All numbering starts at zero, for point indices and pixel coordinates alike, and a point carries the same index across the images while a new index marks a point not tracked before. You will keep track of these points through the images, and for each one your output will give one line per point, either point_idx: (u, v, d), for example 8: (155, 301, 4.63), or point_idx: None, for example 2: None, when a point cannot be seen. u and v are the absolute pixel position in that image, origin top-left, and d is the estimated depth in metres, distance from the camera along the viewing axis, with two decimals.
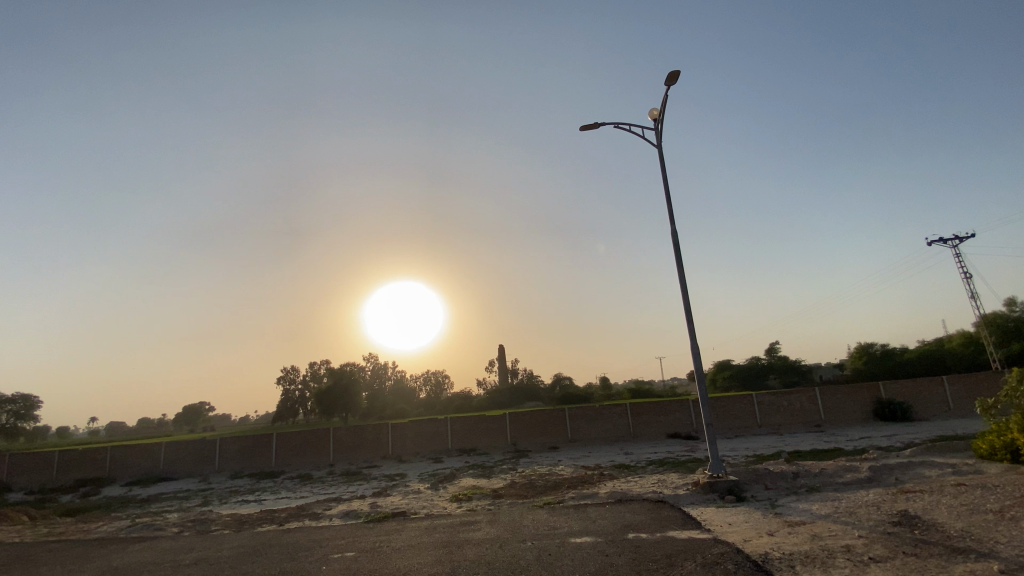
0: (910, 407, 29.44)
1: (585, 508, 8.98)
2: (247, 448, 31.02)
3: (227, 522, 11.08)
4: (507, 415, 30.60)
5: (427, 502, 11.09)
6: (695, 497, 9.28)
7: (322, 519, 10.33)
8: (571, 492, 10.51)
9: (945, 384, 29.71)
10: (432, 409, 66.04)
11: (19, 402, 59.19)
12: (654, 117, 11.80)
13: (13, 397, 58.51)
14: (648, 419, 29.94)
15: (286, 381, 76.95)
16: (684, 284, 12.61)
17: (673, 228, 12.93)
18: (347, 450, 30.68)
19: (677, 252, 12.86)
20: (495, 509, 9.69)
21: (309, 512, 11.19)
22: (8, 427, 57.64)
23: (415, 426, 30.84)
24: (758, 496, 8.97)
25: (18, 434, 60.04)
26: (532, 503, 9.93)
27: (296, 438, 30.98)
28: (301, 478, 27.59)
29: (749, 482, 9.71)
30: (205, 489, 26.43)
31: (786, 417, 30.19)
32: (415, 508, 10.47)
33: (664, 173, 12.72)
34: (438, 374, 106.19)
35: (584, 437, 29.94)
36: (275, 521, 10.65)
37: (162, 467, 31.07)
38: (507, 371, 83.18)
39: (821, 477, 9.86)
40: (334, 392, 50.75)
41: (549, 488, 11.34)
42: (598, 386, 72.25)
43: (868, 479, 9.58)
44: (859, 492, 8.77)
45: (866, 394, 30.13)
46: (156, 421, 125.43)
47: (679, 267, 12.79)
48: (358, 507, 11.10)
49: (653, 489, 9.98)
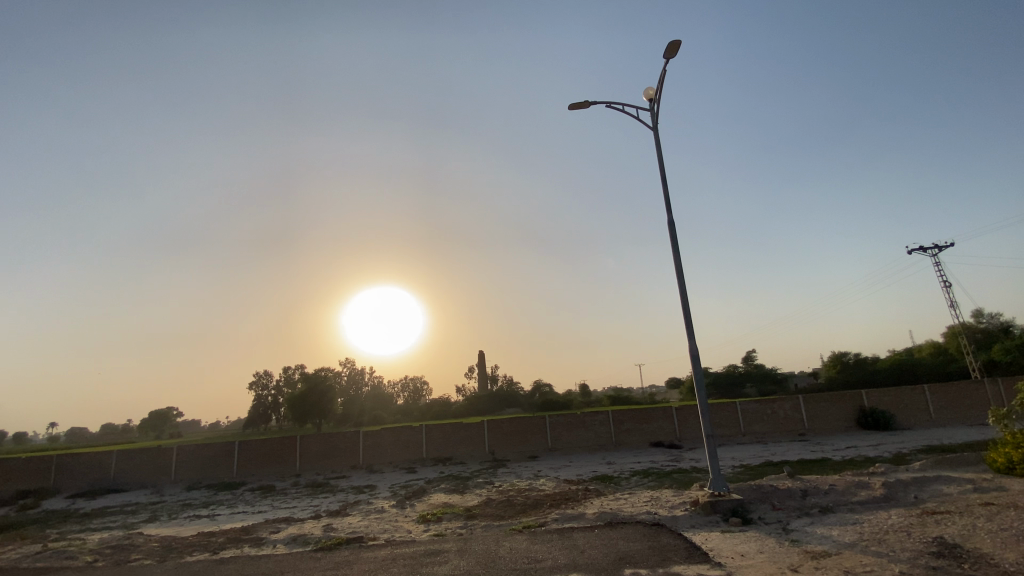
0: (893, 416, 29.10)
1: (570, 534, 7.73)
2: (206, 457, 28.99)
3: (154, 549, 9.45)
4: (485, 423, 29.24)
5: (389, 524, 9.67)
6: (696, 519, 8.14)
7: (265, 547, 8.83)
8: (554, 513, 9.23)
9: (926, 393, 29.48)
10: (408, 415, 64.15)
11: None
12: (650, 97, 10.84)
13: None
14: (630, 428, 28.95)
15: (257, 386, 73.98)
16: (682, 280, 11.41)
17: (671, 219, 11.72)
18: (314, 459, 28.88)
19: (675, 245, 11.64)
20: (467, 534, 8.34)
21: (252, 536, 9.67)
22: None
23: (388, 434, 29.23)
24: (767, 519, 7.88)
25: None
26: (509, 526, 8.62)
27: (260, 446, 29.07)
28: (263, 490, 25.70)
29: (754, 500, 8.58)
30: (156, 502, 24.31)
31: (770, 426, 29.54)
32: (376, 532, 9.06)
33: (661, 159, 11.57)
34: (415, 381, 104.22)
35: (565, 445, 28.78)
36: (209, 549, 9.07)
37: (112, 477, 28.76)
38: (487, 377, 81.89)
39: (832, 495, 8.82)
40: (307, 398, 48.53)
41: (529, 506, 10.06)
42: (577, 393, 71.33)
43: (885, 498, 8.59)
44: (878, 514, 7.79)
45: (850, 403, 29.67)
46: (121, 425, 119.91)
47: (676, 263, 11.53)
48: (310, 530, 9.62)
49: (647, 509, 8.79)
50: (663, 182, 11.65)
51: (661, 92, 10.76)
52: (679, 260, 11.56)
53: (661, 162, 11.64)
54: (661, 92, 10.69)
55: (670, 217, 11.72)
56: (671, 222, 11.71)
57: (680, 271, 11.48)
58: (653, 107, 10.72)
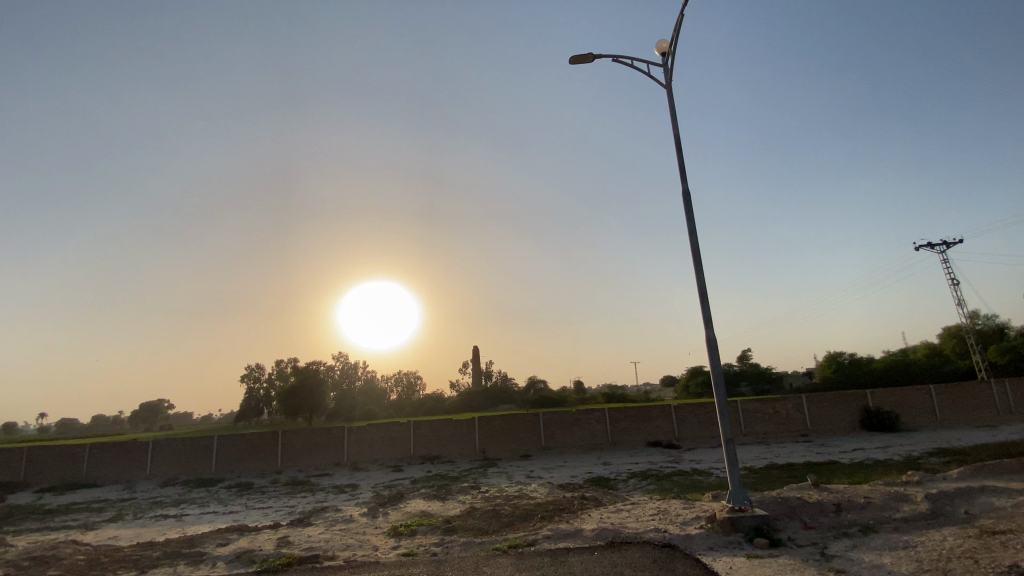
0: (899, 417, 28.00)
1: (564, 557, 6.44)
2: (183, 452, 27.50)
3: (77, 562, 7.98)
4: (476, 419, 27.95)
5: (353, 539, 8.28)
6: (713, 539, 6.86)
7: (201, 566, 7.40)
8: (546, 528, 7.89)
9: (933, 394, 28.39)
10: (401, 410, 62.87)
11: None
12: (662, 50, 9.54)
13: None
14: (627, 426, 27.77)
15: (248, 378, 72.18)
16: (698, 258, 9.63)
17: (685, 189, 10.00)
18: (297, 455, 27.48)
19: (689, 213, 9.83)
20: (442, 555, 7.01)
21: (194, 551, 8.23)
22: None
23: (373, 429, 27.88)
24: (799, 540, 6.62)
25: None
26: (492, 545, 7.30)
27: (241, 442, 27.66)
28: (240, 487, 24.30)
29: (781, 516, 7.29)
30: (126, 500, 22.87)
31: (772, 426, 28.35)
32: (337, 549, 7.72)
33: (674, 121, 10.20)
34: (409, 376, 102.93)
35: (559, 444, 27.54)
36: (136, 566, 7.61)
37: (82, 472, 27.19)
38: (481, 373, 80.89)
39: (870, 510, 7.55)
40: (297, 392, 47.03)
41: (516, 519, 8.74)
42: (572, 390, 70.40)
43: (933, 515, 7.33)
44: (930, 536, 6.59)
45: (854, 403, 28.56)
46: (112, 417, 117.59)
47: (691, 234, 9.69)
48: (261, 545, 8.21)
49: (654, 526, 7.47)
50: (678, 147, 10.15)
51: (675, 45, 9.49)
52: (695, 236, 9.62)
53: (675, 126, 10.16)
54: (675, 44, 9.44)
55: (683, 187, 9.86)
56: (685, 192, 9.98)
57: (695, 251, 9.57)
58: (666, 62, 9.46)
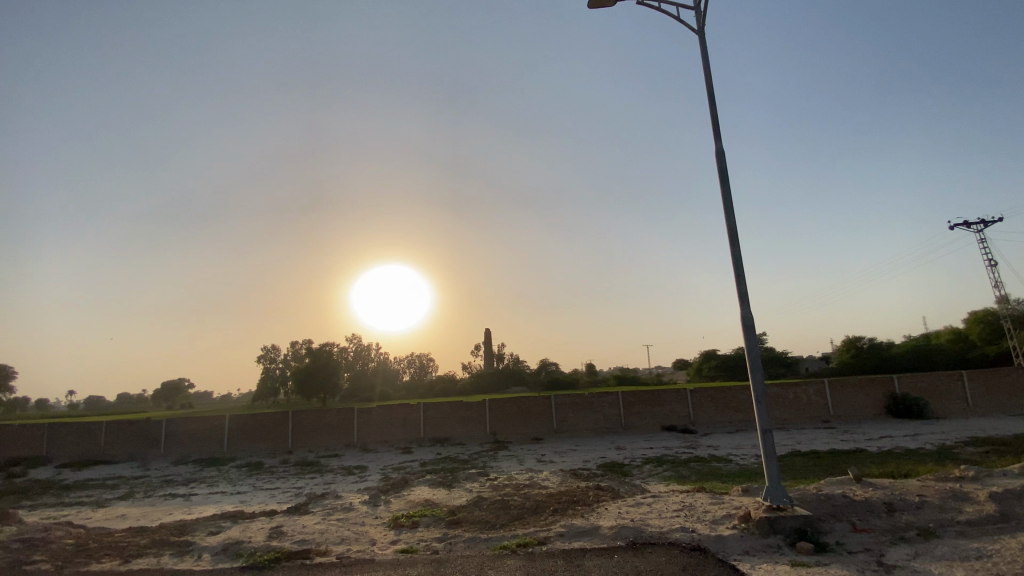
0: (927, 403, 26.78)
1: (580, 561, 5.68)
2: (196, 431, 27.42)
3: (60, 548, 7.43)
4: (487, 401, 27.42)
5: (350, 530, 7.65)
6: (749, 542, 6.06)
7: (185, 558, 6.78)
8: (559, 524, 7.15)
9: (964, 380, 27.09)
10: (413, 392, 62.94)
11: None
12: None
13: None
14: (642, 410, 27.01)
15: (265, 359, 72.73)
16: (734, 227, 8.48)
17: (720, 146, 8.78)
18: (307, 435, 27.26)
19: (723, 174, 8.63)
20: (444, 553, 6.32)
21: (182, 539, 7.65)
22: None
23: (384, 410, 27.51)
24: (850, 548, 5.81)
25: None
26: (499, 543, 6.58)
27: (253, 421, 27.52)
28: (251, 467, 24.17)
29: (827, 518, 6.47)
30: (139, 478, 22.87)
31: (793, 412, 27.36)
32: (330, 543, 7.03)
33: (706, 71, 9.12)
34: (422, 357, 103.23)
35: (571, 428, 26.92)
36: (119, 555, 7.00)
37: (98, 449, 27.33)
38: (493, 355, 80.60)
39: (928, 512, 6.69)
40: (311, 372, 47.03)
41: (526, 512, 8.03)
42: (585, 373, 69.75)
43: (1002, 518, 6.42)
44: (1005, 545, 5.71)
45: (879, 389, 27.40)
46: (135, 394, 120.64)
47: (727, 199, 8.56)
48: (251, 535, 7.58)
49: (679, 525, 6.69)
50: (711, 100, 9.03)
51: None
52: (730, 199, 8.57)
53: (707, 77, 9.09)
54: None
55: (717, 143, 8.77)
56: (720, 149, 8.75)
57: (730, 217, 8.50)
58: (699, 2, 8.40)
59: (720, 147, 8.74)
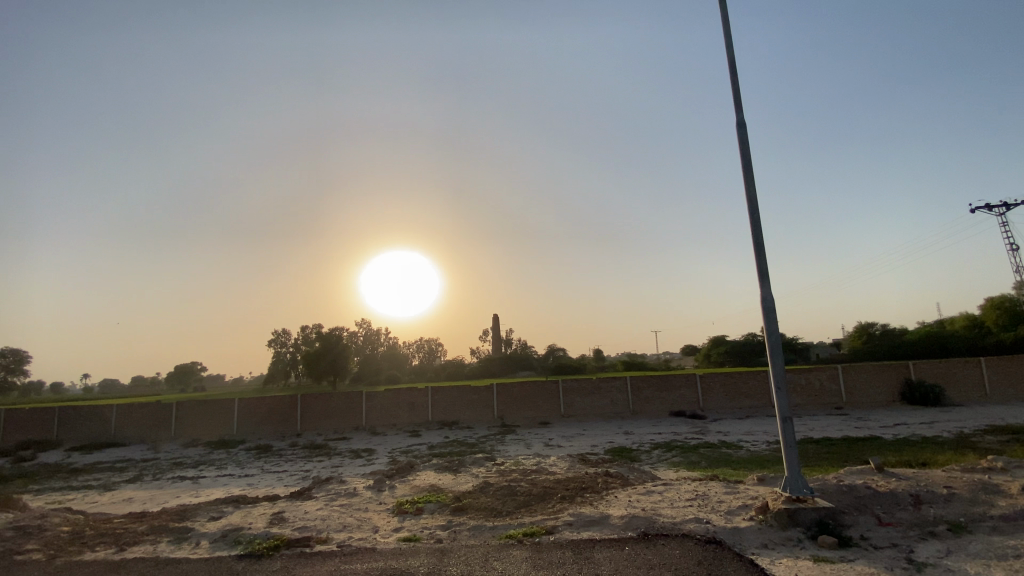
0: (943, 390, 26.24)
1: (589, 553, 5.42)
2: (206, 414, 27.60)
3: (59, 534, 7.31)
4: (495, 386, 27.29)
5: (352, 517, 7.47)
6: (768, 534, 5.76)
7: (184, 546, 6.63)
8: (567, 513, 6.89)
9: (981, 366, 26.45)
10: (422, 376, 63.22)
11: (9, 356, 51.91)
12: None
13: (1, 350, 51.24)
14: (651, 395, 26.75)
15: (276, 343, 73.26)
16: (754, 204, 8.06)
17: (741, 117, 8.35)
18: (316, 418, 27.36)
19: (744, 148, 8.19)
20: (447, 543, 6.09)
21: (182, 525, 7.52)
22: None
23: (392, 394, 27.50)
24: (876, 543, 5.50)
25: (12, 390, 54.07)
26: (505, 532, 6.34)
27: (262, 404, 27.65)
28: (260, 450, 24.29)
29: (849, 510, 6.16)
30: (149, 460, 23.05)
31: (805, 397, 26.95)
32: (332, 531, 6.84)
33: (726, 39, 8.68)
34: (431, 342, 103.63)
35: (579, 413, 26.75)
36: (115, 542, 6.84)
37: (110, 432, 27.64)
38: (501, 340, 80.54)
39: (957, 505, 6.35)
40: (320, 356, 47.25)
41: (534, 499, 7.80)
42: (593, 359, 69.57)
43: None
44: None
45: (894, 375, 26.87)
46: (149, 378, 122.61)
47: (747, 173, 8.12)
48: (252, 522, 7.42)
49: (693, 515, 6.41)
50: (732, 70, 8.61)
51: None
52: (751, 173, 8.12)
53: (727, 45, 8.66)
54: None
55: (738, 115, 8.35)
56: (740, 121, 8.32)
57: (751, 193, 8.07)
58: None
59: (741, 119, 8.32)
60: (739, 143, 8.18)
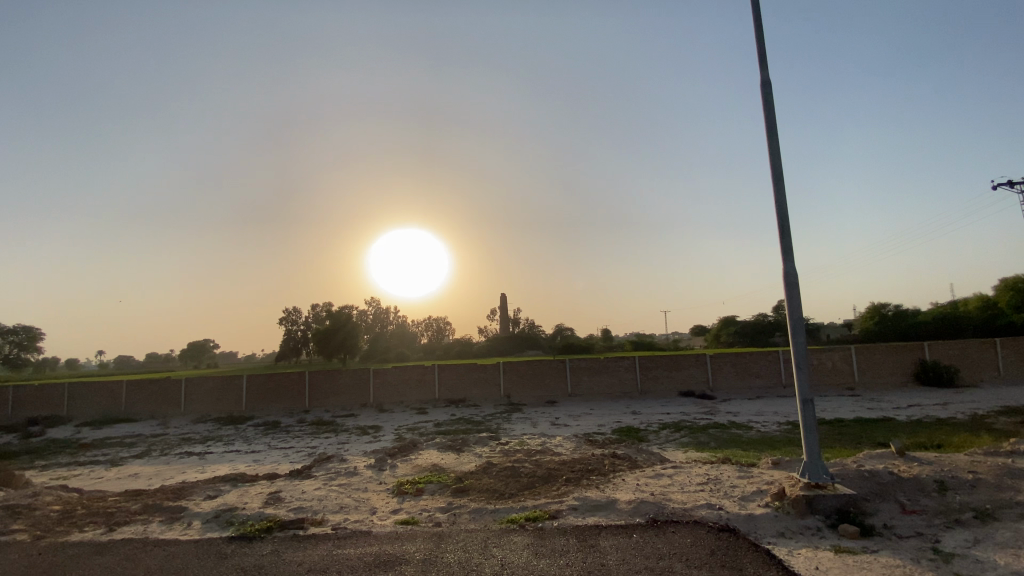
0: (958, 371, 25.64)
1: (595, 541, 5.11)
2: (215, 391, 27.77)
3: (50, 513, 7.15)
4: (502, 364, 27.12)
5: (350, 498, 7.25)
6: (785, 522, 5.42)
7: (175, 526, 6.44)
8: (572, 497, 6.60)
9: (998, 347, 25.79)
10: (430, 354, 63.38)
11: (21, 333, 52.90)
12: None
13: (14, 327, 52.33)
14: (660, 374, 26.44)
15: (286, 321, 73.71)
16: (778, 173, 7.53)
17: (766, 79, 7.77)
18: (324, 395, 27.43)
19: (769, 111, 7.63)
20: (445, 526, 5.83)
21: (176, 505, 7.34)
22: (12, 359, 52.19)
23: (399, 372, 27.44)
24: (900, 533, 5.14)
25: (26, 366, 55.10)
26: (505, 516, 6.06)
27: (270, 381, 27.75)
28: (267, 426, 24.42)
29: (869, 496, 5.79)
30: (158, 436, 23.26)
31: (816, 378, 26.48)
32: (326, 512, 6.61)
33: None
34: (439, 321, 103.83)
35: (587, 391, 26.55)
36: (106, 522, 6.68)
37: (121, 408, 27.93)
38: (509, 319, 80.44)
39: (985, 492, 5.94)
40: (330, 334, 47.36)
41: (538, 481, 7.52)
42: (601, 338, 69.27)
43: None
44: None
45: (908, 356, 26.27)
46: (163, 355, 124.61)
47: (772, 138, 7.58)
48: (247, 502, 7.22)
49: (705, 501, 6.07)
50: (757, 27, 7.99)
51: None
52: (776, 139, 7.58)
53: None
54: None
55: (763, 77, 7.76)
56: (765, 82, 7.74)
57: (776, 161, 7.53)
58: None
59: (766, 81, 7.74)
60: (765, 106, 7.63)
